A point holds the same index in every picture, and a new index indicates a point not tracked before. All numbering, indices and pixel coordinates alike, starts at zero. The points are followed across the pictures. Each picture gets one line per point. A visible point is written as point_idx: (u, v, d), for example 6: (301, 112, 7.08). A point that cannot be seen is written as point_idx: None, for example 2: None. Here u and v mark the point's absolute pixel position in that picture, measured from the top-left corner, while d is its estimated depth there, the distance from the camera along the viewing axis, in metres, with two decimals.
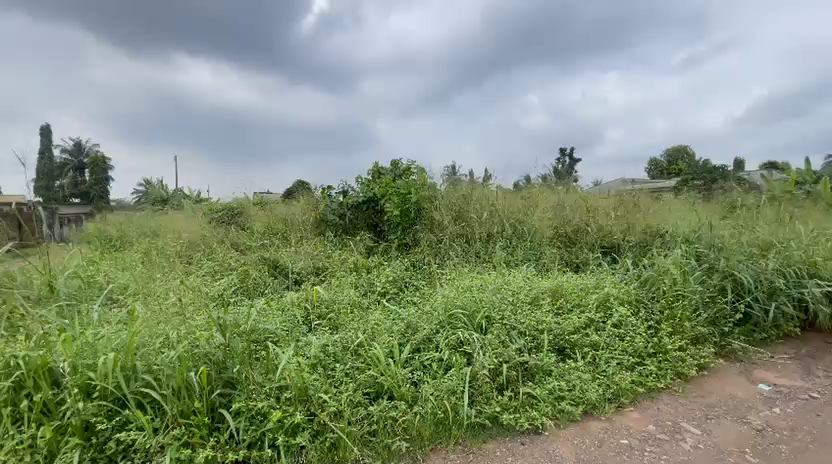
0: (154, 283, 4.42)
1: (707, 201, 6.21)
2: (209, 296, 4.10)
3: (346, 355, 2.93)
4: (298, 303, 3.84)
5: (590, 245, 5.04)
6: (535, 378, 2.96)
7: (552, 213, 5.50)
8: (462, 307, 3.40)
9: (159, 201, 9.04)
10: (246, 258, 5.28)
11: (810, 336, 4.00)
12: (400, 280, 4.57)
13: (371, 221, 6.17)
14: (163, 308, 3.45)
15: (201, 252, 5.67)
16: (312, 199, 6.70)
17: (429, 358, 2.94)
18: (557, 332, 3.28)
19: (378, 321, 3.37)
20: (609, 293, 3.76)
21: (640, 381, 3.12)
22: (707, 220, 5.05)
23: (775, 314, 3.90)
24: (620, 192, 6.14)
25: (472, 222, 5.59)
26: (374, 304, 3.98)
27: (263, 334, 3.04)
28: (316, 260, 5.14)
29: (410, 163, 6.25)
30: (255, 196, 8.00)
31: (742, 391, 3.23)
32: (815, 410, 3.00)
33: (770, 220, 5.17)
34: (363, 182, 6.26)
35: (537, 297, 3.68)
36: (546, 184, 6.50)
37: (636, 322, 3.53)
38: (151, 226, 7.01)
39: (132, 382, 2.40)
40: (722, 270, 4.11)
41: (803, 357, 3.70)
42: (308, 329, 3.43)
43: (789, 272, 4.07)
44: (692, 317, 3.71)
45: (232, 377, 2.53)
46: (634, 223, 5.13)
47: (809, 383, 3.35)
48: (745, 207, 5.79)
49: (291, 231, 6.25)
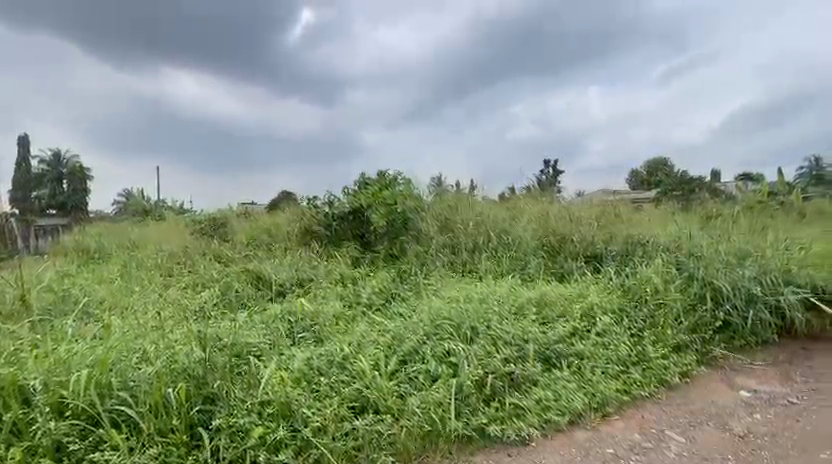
0: (133, 296, 4.31)
1: (685, 211, 6.38)
2: (191, 310, 4.01)
3: (331, 368, 2.88)
4: (282, 315, 3.78)
5: (574, 254, 5.08)
6: (522, 388, 2.94)
7: (536, 224, 5.57)
8: (449, 317, 3.39)
9: (140, 212, 8.88)
10: (230, 269, 5.19)
11: (788, 342, 4.10)
12: (386, 290, 4.55)
13: (357, 231, 6.05)
14: (142, 323, 3.36)
15: (183, 264, 5.56)
16: (298, 210, 6.66)
17: (416, 370, 2.91)
18: (543, 341, 3.30)
19: (364, 334, 3.34)
20: (593, 302, 3.80)
21: (624, 389, 3.14)
22: (686, 229, 5.17)
23: (754, 321, 3.99)
24: (602, 203, 6.27)
25: (459, 233, 5.63)
26: (359, 315, 3.94)
27: (247, 347, 2.98)
28: (302, 271, 5.09)
29: (396, 174, 6.26)
30: (239, 207, 7.92)
31: (724, 397, 3.29)
32: (795, 416, 3.07)
33: (746, 229, 5.33)
34: (349, 193, 6.25)
35: (522, 307, 3.70)
36: (530, 194, 6.59)
37: (619, 331, 3.57)
38: (131, 237, 6.87)
39: (106, 399, 2.32)
40: (701, 278, 4.17)
41: (781, 364, 3.80)
42: (292, 342, 3.38)
43: (766, 279, 4.18)
44: (673, 325, 3.77)
45: (213, 393, 2.44)
46: (615, 232, 5.23)
47: (788, 389, 3.43)
48: (722, 216, 5.97)
49: (276, 242, 6.19)
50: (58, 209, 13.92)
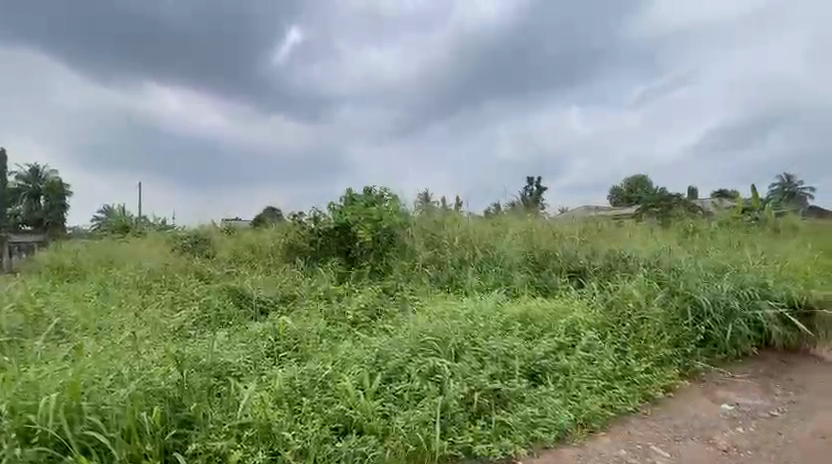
0: (109, 316, 4.17)
1: (665, 227, 6.54)
2: (169, 329, 3.90)
3: (314, 388, 2.83)
4: (264, 334, 3.70)
5: (557, 270, 5.13)
6: (508, 405, 2.93)
7: (520, 240, 5.63)
8: (434, 334, 3.37)
9: (120, 228, 8.68)
10: (211, 286, 5.09)
11: (767, 354, 4.19)
12: (372, 307, 4.50)
13: (343, 247, 6.01)
14: (117, 344, 3.25)
15: (162, 281, 5.43)
16: (283, 226, 6.60)
17: (401, 389, 2.88)
18: (529, 357, 3.30)
19: (348, 352, 3.29)
20: (577, 317, 3.83)
21: (609, 404, 3.15)
22: (666, 245, 5.28)
23: (734, 334, 4.07)
24: (585, 219, 6.38)
25: (445, 249, 5.65)
26: (344, 333, 3.89)
27: (226, 367, 2.92)
28: (286, 288, 5.02)
29: (382, 190, 6.27)
30: (222, 223, 7.81)
31: (707, 411, 3.32)
32: (776, 428, 3.11)
33: (724, 245, 5.47)
34: (335, 209, 6.24)
35: (508, 323, 3.70)
36: (515, 210, 6.68)
37: (603, 346, 3.60)
38: (109, 254, 6.68)
39: (76, 424, 2.21)
40: (682, 292, 4.25)
41: (761, 376, 3.86)
42: (275, 361, 3.30)
43: (744, 293, 4.27)
44: (655, 339, 3.82)
45: (188, 416, 2.38)
46: (598, 248, 5.30)
47: (769, 402, 3.49)
48: (700, 232, 6.13)
49: (260, 259, 6.11)
50: (34, 225, 13.50)
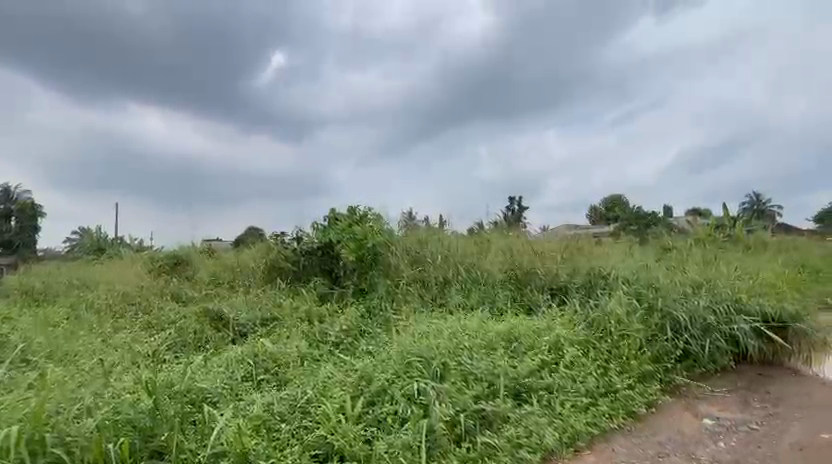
0: (79, 341, 4.00)
1: (643, 244, 6.71)
2: (142, 355, 3.76)
3: (294, 414, 2.75)
4: (244, 357, 3.60)
5: (540, 287, 5.19)
6: (493, 426, 2.89)
7: (503, 258, 5.68)
8: (419, 354, 3.34)
9: (94, 250, 8.44)
10: (188, 309, 4.95)
11: (745, 368, 4.27)
12: (355, 327, 4.44)
13: (326, 266, 5.95)
14: (87, 372, 3.11)
15: (138, 304, 5.25)
16: (264, 245, 6.51)
17: (384, 412, 2.82)
18: (514, 375, 3.28)
19: (330, 375, 3.22)
20: (560, 335, 3.85)
21: (594, 422, 3.14)
22: (644, 262, 5.40)
23: (712, 349, 4.14)
24: (566, 237, 6.50)
25: (428, 267, 5.66)
26: (326, 355, 3.81)
27: (202, 394, 2.82)
28: (266, 309, 4.91)
29: (366, 209, 6.27)
30: (202, 243, 7.67)
31: (689, 426, 3.34)
32: (756, 442, 3.15)
33: (699, 261, 5.63)
34: (319, 228, 6.20)
35: (492, 341, 3.69)
36: (497, 228, 6.76)
37: (586, 363, 3.62)
38: (82, 276, 6.46)
39: (37, 457, 2.09)
40: (660, 308, 4.33)
41: (740, 390, 3.93)
42: (254, 386, 3.21)
43: (720, 308, 4.37)
44: (636, 355, 3.86)
45: (160, 445, 2.29)
46: (578, 265, 5.39)
47: (748, 415, 3.54)
48: (676, 249, 6.30)
49: (240, 280, 6.00)
50: (4, 247, 13.02)
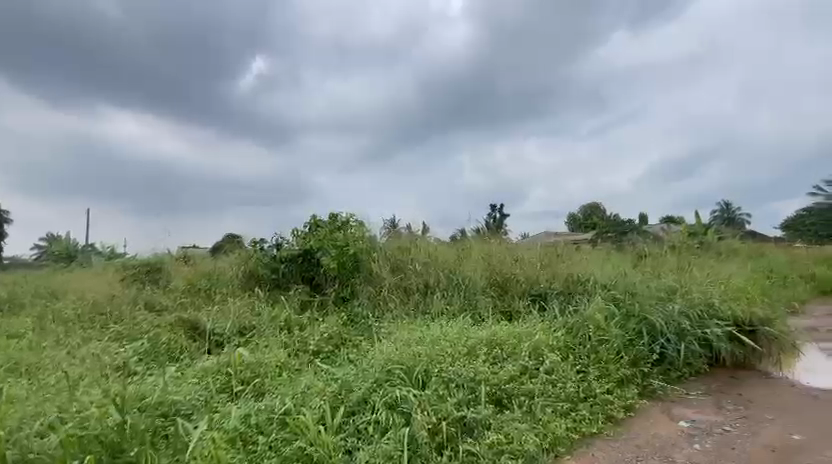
0: (44, 353, 3.83)
1: (620, 251, 6.87)
2: (112, 367, 3.62)
3: (271, 425, 2.69)
4: (220, 367, 3.51)
5: (520, 294, 5.25)
6: (474, 433, 2.89)
7: (484, 265, 5.73)
8: (400, 362, 3.32)
9: (64, 258, 8.13)
10: (162, 318, 4.80)
11: (718, 371, 4.40)
12: (336, 335, 4.39)
13: (306, 274, 5.88)
14: (52, 385, 2.98)
15: (108, 314, 5.07)
16: (243, 252, 6.38)
17: (364, 422, 2.79)
18: (495, 382, 3.30)
19: (309, 384, 3.17)
20: (540, 340, 3.89)
21: (574, 427, 3.17)
22: (621, 268, 5.52)
23: (687, 353, 4.25)
24: (545, 244, 6.60)
25: (409, 274, 5.65)
26: (305, 365, 3.75)
27: (175, 406, 2.73)
28: (244, 318, 4.81)
29: (348, 216, 6.23)
30: (178, 251, 7.48)
31: (665, 429, 3.41)
32: (730, 443, 3.23)
33: (673, 267, 5.80)
34: (299, 235, 6.12)
35: (474, 347, 3.71)
36: (479, 236, 6.81)
37: (566, 368, 3.66)
38: (49, 285, 6.20)
39: None
40: (637, 314, 4.43)
41: (713, 393, 4.03)
42: (230, 398, 3.14)
43: (694, 313, 4.49)
44: (614, 360, 3.93)
45: (129, 461, 2.20)
46: (558, 272, 5.48)
47: (722, 417, 3.63)
48: (651, 255, 6.47)
49: (217, 288, 5.86)
50: None
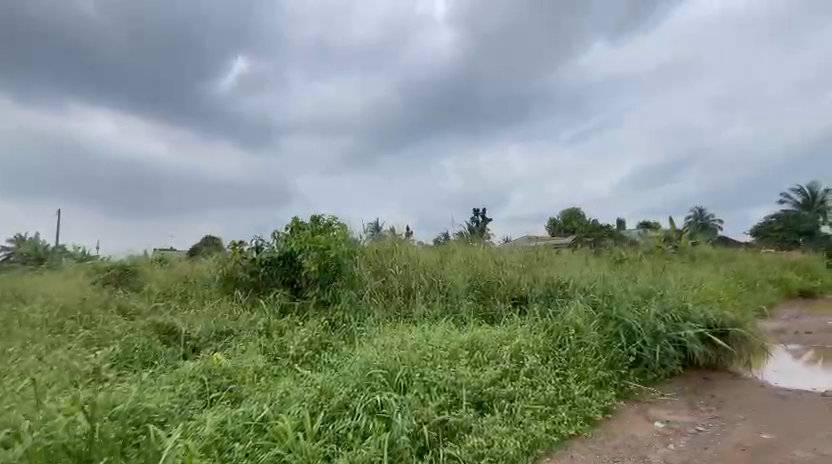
0: (8, 359, 3.66)
1: (598, 256, 7.01)
2: (82, 373, 3.49)
3: (248, 432, 2.64)
4: (197, 373, 3.43)
5: (502, 297, 5.31)
6: (455, 437, 2.89)
7: (467, 269, 5.76)
8: (382, 366, 3.30)
9: (32, 259, 7.81)
10: (135, 323, 4.66)
11: (692, 373, 4.53)
12: (317, 340, 4.35)
13: (287, 277, 5.81)
14: (17, 393, 2.86)
15: (78, 319, 4.90)
16: (221, 255, 6.25)
17: (345, 428, 2.76)
18: (475, 385, 3.32)
19: (288, 390, 3.12)
20: (520, 343, 3.93)
21: (553, 429, 3.22)
22: (599, 272, 5.64)
23: (662, 355, 4.36)
24: (526, 248, 6.68)
25: (392, 278, 5.64)
26: (285, 370, 3.70)
27: (148, 414, 2.65)
28: (222, 322, 4.71)
29: (330, 219, 6.18)
30: (154, 253, 7.28)
31: (641, 430, 3.49)
32: (703, 443, 3.32)
33: (649, 271, 5.94)
34: (280, 237, 6.04)
35: (455, 351, 3.72)
36: (462, 240, 6.85)
37: (546, 371, 3.71)
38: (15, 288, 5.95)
39: None
40: (615, 317, 4.52)
41: (687, 394, 4.15)
42: (206, 404, 3.06)
43: (669, 317, 4.61)
44: (592, 362, 4.01)
45: None
46: (538, 276, 5.55)
47: (696, 418, 3.73)
48: (628, 260, 6.63)
49: (193, 291, 5.72)
50: None
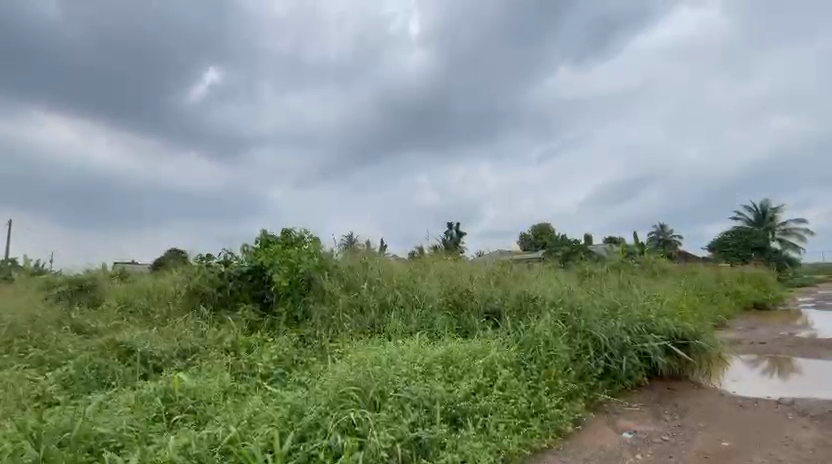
0: None
1: (567, 270, 7.19)
2: (30, 397, 3.27)
3: (213, 456, 2.52)
4: (157, 394, 3.26)
5: (475, 311, 5.35)
6: (430, 454, 2.85)
7: (440, 283, 5.79)
8: (354, 383, 3.23)
9: None
10: (92, 340, 4.41)
11: (656, 383, 4.67)
12: (288, 357, 4.24)
13: (256, 292, 5.68)
14: None
15: (28, 338, 4.60)
16: (187, 268, 6.03)
17: (316, 447, 2.66)
18: (449, 400, 3.30)
19: (257, 409, 3.03)
20: (494, 357, 3.97)
21: (525, 443, 3.24)
22: (567, 286, 5.77)
23: (629, 366, 4.48)
24: (498, 262, 6.79)
25: (365, 292, 5.60)
26: (254, 389, 3.58)
27: (102, 440, 2.49)
28: (186, 339, 4.50)
29: (302, 232, 6.10)
30: (113, 267, 6.96)
31: (609, 441, 3.56)
32: (668, 452, 3.41)
33: (613, 285, 6.14)
34: (250, 251, 5.91)
35: (429, 366, 3.69)
36: (435, 253, 6.89)
37: (518, 384, 3.75)
38: None
39: None
40: (583, 330, 4.62)
41: (652, 404, 4.27)
42: (167, 427, 2.92)
43: (633, 329, 4.76)
44: (563, 374, 4.08)
45: None
46: (509, 289, 5.64)
47: (660, 427, 3.85)
48: (595, 274, 6.82)
49: (156, 307, 5.49)
50: None
